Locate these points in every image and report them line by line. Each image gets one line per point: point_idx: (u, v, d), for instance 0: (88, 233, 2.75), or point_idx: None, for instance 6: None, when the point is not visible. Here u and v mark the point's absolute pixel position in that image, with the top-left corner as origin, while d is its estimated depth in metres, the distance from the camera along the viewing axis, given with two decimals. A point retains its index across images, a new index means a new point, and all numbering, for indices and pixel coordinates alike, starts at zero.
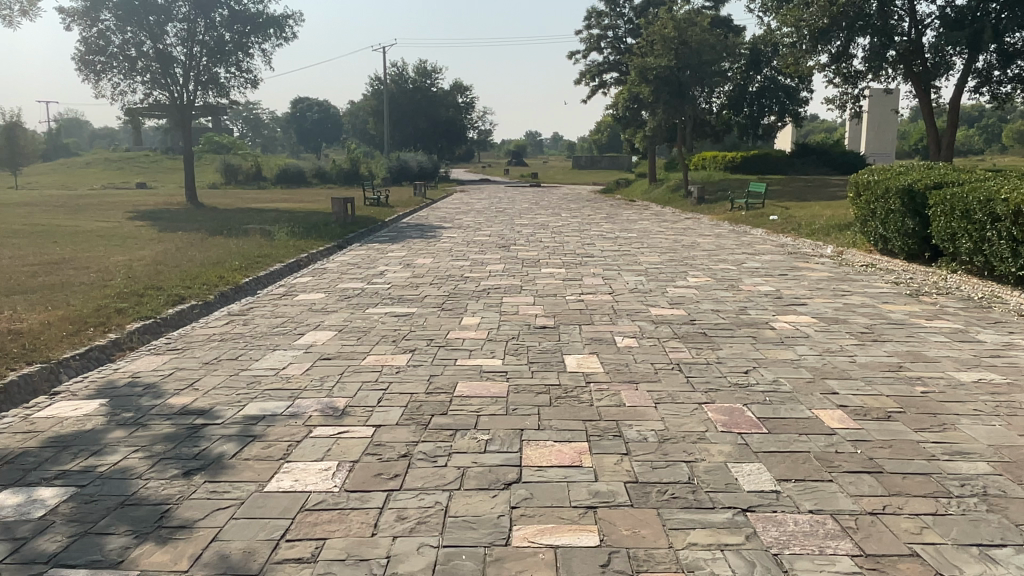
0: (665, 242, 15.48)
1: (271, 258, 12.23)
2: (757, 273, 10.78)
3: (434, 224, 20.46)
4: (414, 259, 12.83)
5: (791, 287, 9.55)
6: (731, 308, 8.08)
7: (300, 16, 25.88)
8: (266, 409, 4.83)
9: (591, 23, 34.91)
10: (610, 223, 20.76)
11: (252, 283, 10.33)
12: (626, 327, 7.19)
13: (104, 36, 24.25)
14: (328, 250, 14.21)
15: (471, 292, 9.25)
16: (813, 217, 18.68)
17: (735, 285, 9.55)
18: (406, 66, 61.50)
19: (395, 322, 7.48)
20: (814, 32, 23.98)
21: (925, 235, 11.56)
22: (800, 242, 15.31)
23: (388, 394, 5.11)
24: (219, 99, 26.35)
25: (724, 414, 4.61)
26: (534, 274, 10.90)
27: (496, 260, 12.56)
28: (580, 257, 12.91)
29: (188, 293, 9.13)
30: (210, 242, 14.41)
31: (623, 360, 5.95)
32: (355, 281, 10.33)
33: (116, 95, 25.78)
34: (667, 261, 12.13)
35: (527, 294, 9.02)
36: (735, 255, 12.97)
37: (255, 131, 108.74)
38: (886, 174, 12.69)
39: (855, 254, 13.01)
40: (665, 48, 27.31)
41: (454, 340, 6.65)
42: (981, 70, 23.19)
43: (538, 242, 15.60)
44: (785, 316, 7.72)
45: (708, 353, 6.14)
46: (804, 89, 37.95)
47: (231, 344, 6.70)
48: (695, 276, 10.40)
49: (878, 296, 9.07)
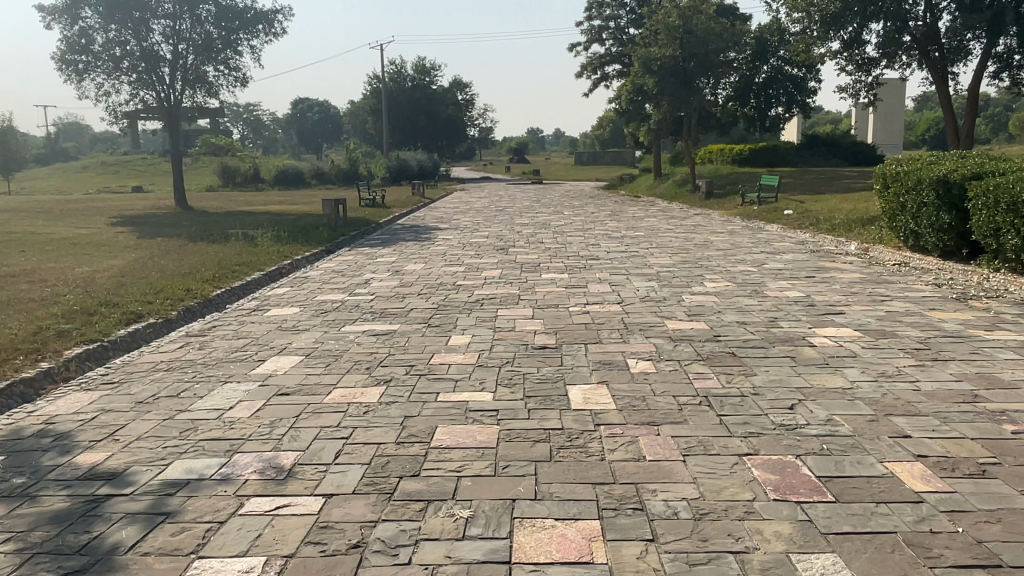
0: (676, 241, 14.47)
1: (249, 267, 11.27)
2: (781, 275, 9.78)
3: (431, 226, 19.49)
4: (404, 264, 11.90)
5: (821, 291, 8.55)
6: (758, 320, 7.09)
7: (290, 11, 24.87)
8: (193, 470, 3.83)
9: (591, 14, 33.91)
10: (615, 221, 19.78)
11: (223, 296, 9.35)
12: (641, 346, 6.18)
13: (86, 34, 23.23)
14: (314, 256, 13.26)
15: (462, 304, 8.25)
16: (830, 211, 17.70)
17: (759, 291, 8.56)
18: (405, 64, 60.52)
19: (373, 344, 6.48)
20: (826, 18, 22.75)
21: (963, 231, 10.47)
22: (820, 238, 14.29)
23: (349, 445, 4.10)
24: (208, 99, 25.41)
25: (775, 472, 3.62)
26: (534, 279, 9.92)
27: (493, 265, 11.59)
28: (585, 260, 11.92)
29: (147, 309, 8.15)
30: (187, 249, 13.41)
31: (639, 392, 4.95)
32: (337, 292, 9.33)
33: (100, 96, 24.82)
34: (680, 262, 11.11)
35: (526, 305, 8.03)
36: (754, 255, 11.98)
37: (256, 132, 107.84)
38: (916, 165, 11.63)
39: (884, 251, 11.98)
40: (669, 38, 26.20)
41: (437, 367, 5.66)
42: (1000, 54, 21.93)
43: (540, 244, 14.60)
44: (823, 328, 6.70)
45: (741, 380, 5.13)
46: (812, 79, 36.85)
47: (177, 375, 5.70)
48: (713, 280, 9.40)
49: (921, 301, 8.04)
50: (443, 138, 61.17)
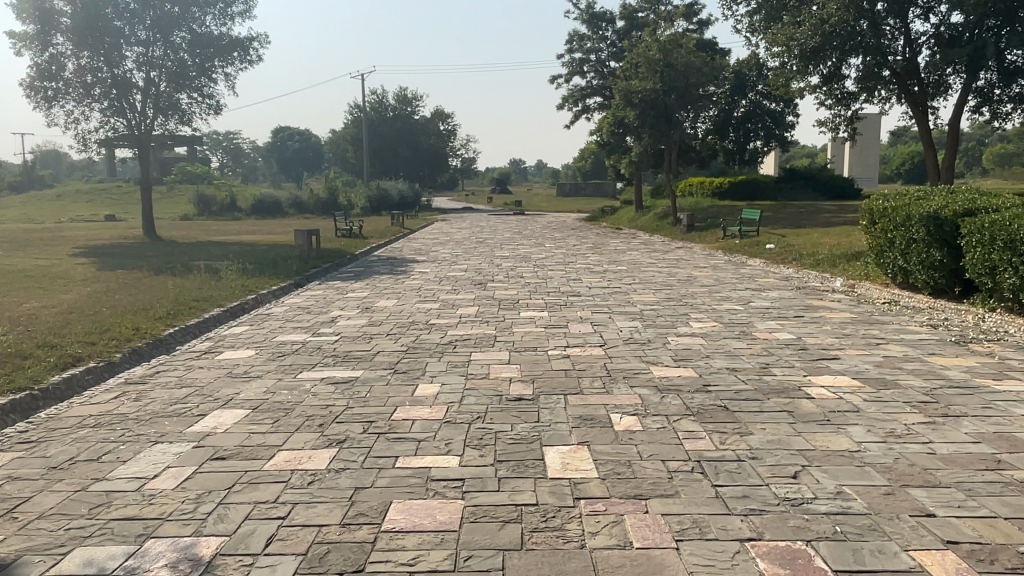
0: (658, 276, 14.04)
1: (209, 303, 10.64)
2: (768, 314, 9.34)
3: (408, 257, 18.96)
4: (375, 299, 11.33)
5: (812, 333, 8.10)
6: (750, 366, 6.58)
7: (266, 38, 24.47)
8: (94, 562, 3.21)
9: (572, 47, 33.94)
10: (596, 254, 19.38)
11: (176, 336, 8.72)
12: (624, 398, 5.62)
13: (56, 61, 22.49)
14: (282, 290, 12.64)
15: (433, 346, 7.67)
16: (814, 246, 17.42)
17: (748, 332, 8.08)
18: (386, 93, 60.49)
19: (330, 394, 5.87)
20: (806, 52, 22.50)
21: (955, 269, 10.10)
22: (805, 274, 13.92)
23: (285, 529, 3.49)
24: (180, 127, 24.83)
25: (784, 565, 3.06)
26: (510, 318, 9.38)
27: (468, 301, 11.04)
28: (565, 296, 11.43)
29: (88, 351, 7.49)
30: (146, 282, 12.74)
31: (624, 455, 4.38)
32: (299, 331, 8.71)
33: (69, 123, 24.11)
34: (664, 300, 10.65)
35: (501, 348, 7.47)
36: (739, 292, 11.56)
37: (236, 161, 107.33)
38: (904, 200, 11.31)
39: (872, 289, 11.60)
40: (650, 71, 26.12)
41: (398, 424, 5.05)
42: (981, 88, 21.98)
43: (519, 278, 14.10)
44: (820, 376, 6.19)
45: (737, 441, 4.58)
46: (790, 113, 37.11)
47: (103, 435, 5.06)
48: (698, 320, 8.91)
49: (919, 344, 7.59)
50: (424, 168, 61.06)
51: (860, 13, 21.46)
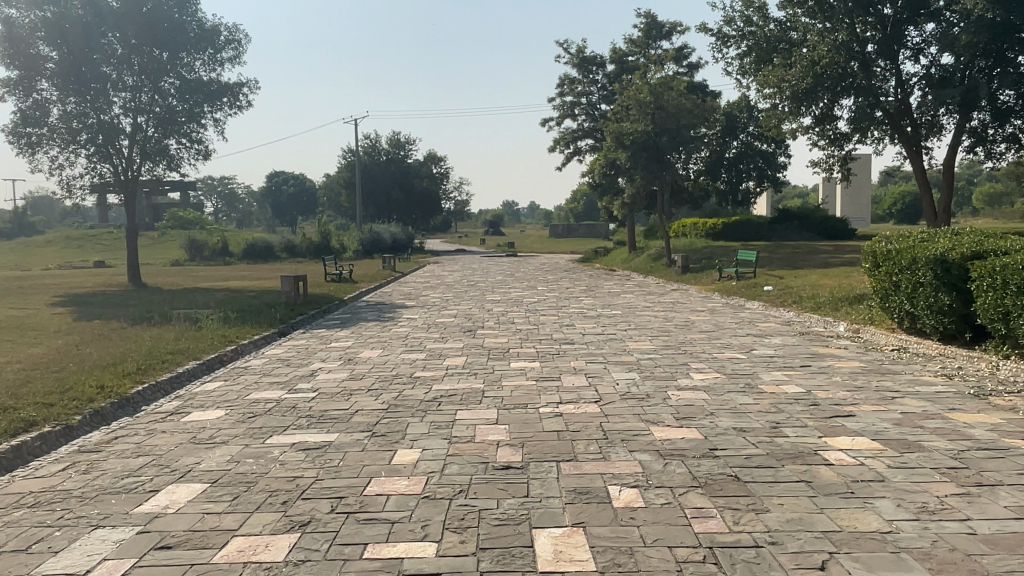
0: (654, 321, 13.57)
1: (184, 356, 10.11)
2: (773, 364, 8.86)
3: (397, 303, 18.48)
4: (359, 349, 10.81)
5: (822, 386, 7.58)
6: (758, 425, 6.06)
7: (256, 83, 24.40)
8: None
9: (563, 90, 34.08)
10: (590, 298, 18.93)
11: (144, 395, 8.17)
12: (623, 465, 5.07)
13: (41, 107, 22.23)
14: (263, 340, 12.13)
15: (416, 403, 7.12)
16: (813, 288, 17.04)
17: (754, 385, 7.58)
18: (379, 137, 60.79)
19: (298, 463, 5.32)
20: (798, 93, 22.49)
21: (965, 313, 9.68)
22: (807, 318, 13.48)
23: None
24: (168, 172, 24.66)
25: None
26: (499, 370, 8.84)
27: (457, 350, 10.52)
28: (559, 344, 10.93)
29: (43, 414, 6.92)
30: (121, 333, 12.22)
31: (624, 540, 3.84)
32: (275, 387, 8.18)
33: (54, 168, 23.86)
34: (662, 347, 10.17)
35: (488, 405, 6.92)
36: (740, 339, 11.10)
37: (230, 206, 107.62)
38: (909, 242, 10.95)
39: (879, 335, 11.16)
40: (641, 113, 26.11)
41: (371, 501, 4.51)
42: (974, 129, 21.90)
43: (510, 324, 13.61)
44: (836, 438, 5.67)
45: (752, 521, 4.05)
46: (781, 154, 37.21)
47: (39, 518, 4.49)
48: (699, 371, 8.39)
49: (937, 399, 7.08)
50: (417, 211, 60.97)
51: (851, 55, 21.54)
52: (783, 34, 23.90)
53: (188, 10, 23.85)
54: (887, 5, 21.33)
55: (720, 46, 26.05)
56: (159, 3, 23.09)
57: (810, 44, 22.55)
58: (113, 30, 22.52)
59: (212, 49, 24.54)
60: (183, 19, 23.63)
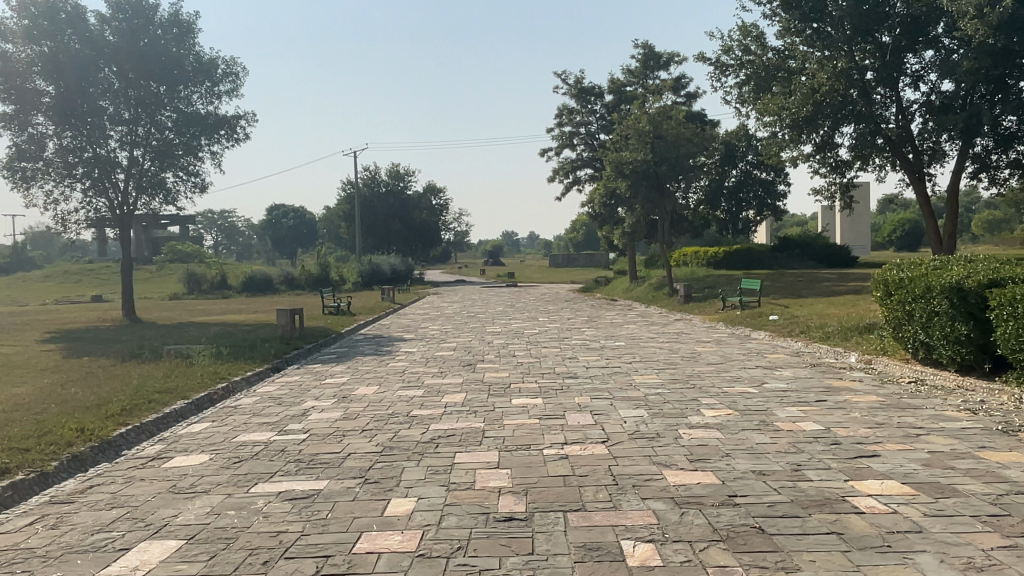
0: (659, 353, 13.18)
1: (172, 395, 9.71)
2: (787, 399, 8.46)
3: (395, 336, 18.10)
4: (354, 386, 10.42)
5: (841, 423, 7.18)
6: (778, 468, 5.65)
7: (253, 116, 24.36)
8: None
9: (562, 120, 34.09)
10: (593, 329, 18.53)
11: (126, 438, 7.76)
12: (636, 516, 4.65)
13: (37, 141, 22.04)
14: (256, 377, 11.74)
15: (411, 446, 6.71)
16: (820, 317, 16.69)
17: (769, 423, 7.18)
18: (378, 170, 60.89)
19: (282, 516, 4.91)
20: (798, 121, 22.37)
21: (983, 343, 9.31)
22: (816, 349, 13.09)
23: None
24: (165, 206, 24.58)
25: None
26: (500, 407, 8.44)
27: (456, 386, 10.11)
28: (562, 379, 10.54)
29: (15, 460, 6.50)
30: (109, 371, 11.83)
31: None
32: (265, 428, 7.78)
33: (49, 203, 23.73)
34: (669, 382, 9.79)
35: (488, 447, 6.51)
36: (750, 371, 10.70)
37: (230, 240, 107.83)
38: (922, 270, 10.63)
39: (893, 366, 10.77)
40: (640, 142, 25.98)
41: (361, 560, 4.12)
42: (977, 155, 21.73)
43: (511, 357, 13.22)
44: (863, 483, 5.27)
45: None
46: (781, 182, 37.09)
47: None
48: (710, 407, 7.98)
49: (965, 436, 6.67)
50: (417, 242, 60.84)
51: (851, 83, 21.43)
52: (781, 63, 23.92)
53: (185, 44, 23.87)
54: (885, 32, 21.33)
55: (718, 75, 26.02)
56: (156, 37, 23.12)
57: (809, 73, 22.50)
58: (110, 64, 22.51)
59: (210, 82, 24.51)
60: (180, 52, 23.64)
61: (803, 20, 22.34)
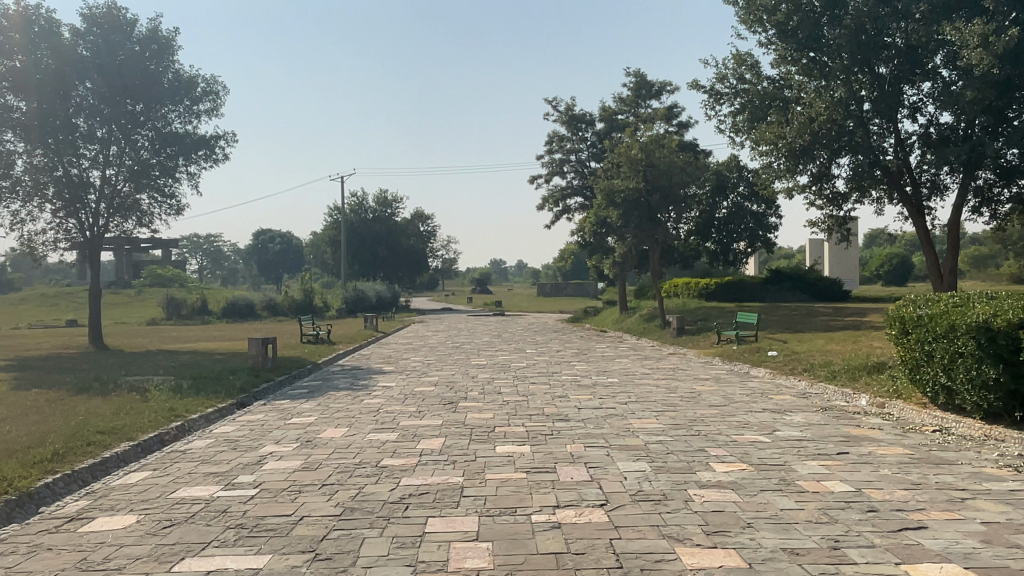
0: (655, 392, 12.26)
1: (117, 436, 8.66)
2: (805, 450, 7.54)
3: (375, 368, 17.09)
4: (322, 427, 9.40)
5: (873, 483, 6.26)
6: (812, 545, 4.70)
7: (233, 136, 23.61)
8: None
9: (553, 147, 33.51)
10: (584, 362, 17.60)
11: (50, 489, 6.69)
12: None
13: (7, 159, 20.96)
14: (218, 415, 10.70)
15: (377, 507, 5.70)
16: (823, 354, 15.85)
17: (792, 482, 6.23)
18: (366, 196, 60.12)
19: None
20: (795, 151, 21.76)
21: (1013, 389, 8.47)
22: (824, 390, 12.21)
23: None
24: (139, 228, 23.67)
25: None
26: (482, 457, 7.45)
27: (435, 429, 9.11)
28: (553, 421, 9.58)
29: None
30: (56, 406, 10.75)
31: None
32: (212, 480, 6.75)
33: (16, 223, 22.70)
34: (671, 428, 8.86)
35: (467, 512, 5.53)
36: (758, 415, 9.80)
37: (214, 265, 106.69)
38: (942, 307, 9.83)
39: (911, 412, 9.91)
40: (632, 170, 25.27)
41: None
42: (979, 188, 21.20)
43: (497, 394, 12.24)
44: (921, 568, 4.33)
45: None
46: (772, 215, 36.51)
47: None
48: (720, 461, 7.03)
49: (1020, 502, 5.76)
50: (404, 269, 59.97)
51: (848, 114, 20.85)
52: (778, 92, 23.36)
53: (164, 60, 23.04)
54: (883, 64, 20.84)
55: (712, 103, 25.44)
56: (133, 53, 22.29)
57: (805, 102, 21.94)
58: (84, 80, 21.56)
59: (189, 100, 23.63)
60: (158, 69, 22.79)
61: (799, 48, 21.82)
